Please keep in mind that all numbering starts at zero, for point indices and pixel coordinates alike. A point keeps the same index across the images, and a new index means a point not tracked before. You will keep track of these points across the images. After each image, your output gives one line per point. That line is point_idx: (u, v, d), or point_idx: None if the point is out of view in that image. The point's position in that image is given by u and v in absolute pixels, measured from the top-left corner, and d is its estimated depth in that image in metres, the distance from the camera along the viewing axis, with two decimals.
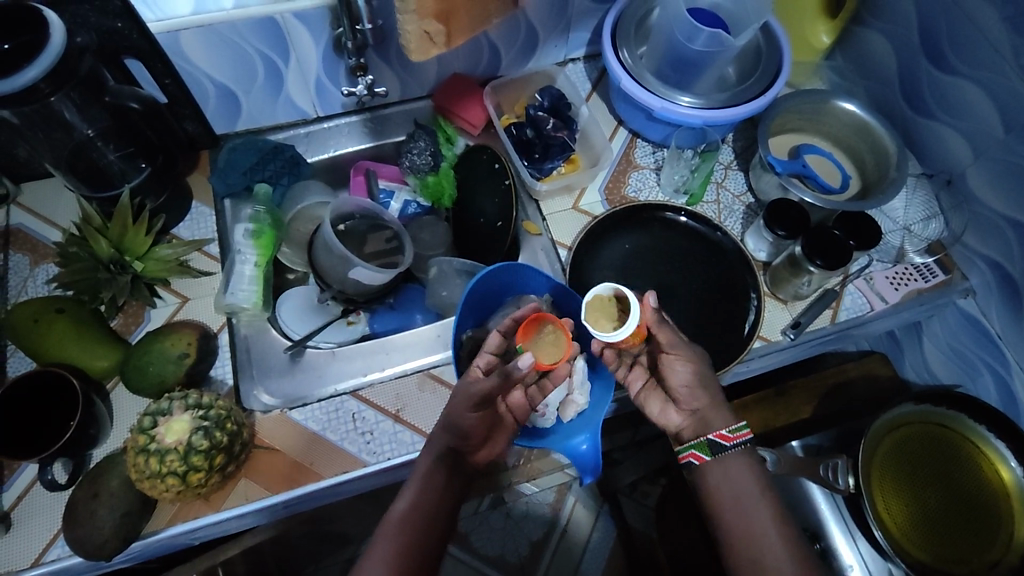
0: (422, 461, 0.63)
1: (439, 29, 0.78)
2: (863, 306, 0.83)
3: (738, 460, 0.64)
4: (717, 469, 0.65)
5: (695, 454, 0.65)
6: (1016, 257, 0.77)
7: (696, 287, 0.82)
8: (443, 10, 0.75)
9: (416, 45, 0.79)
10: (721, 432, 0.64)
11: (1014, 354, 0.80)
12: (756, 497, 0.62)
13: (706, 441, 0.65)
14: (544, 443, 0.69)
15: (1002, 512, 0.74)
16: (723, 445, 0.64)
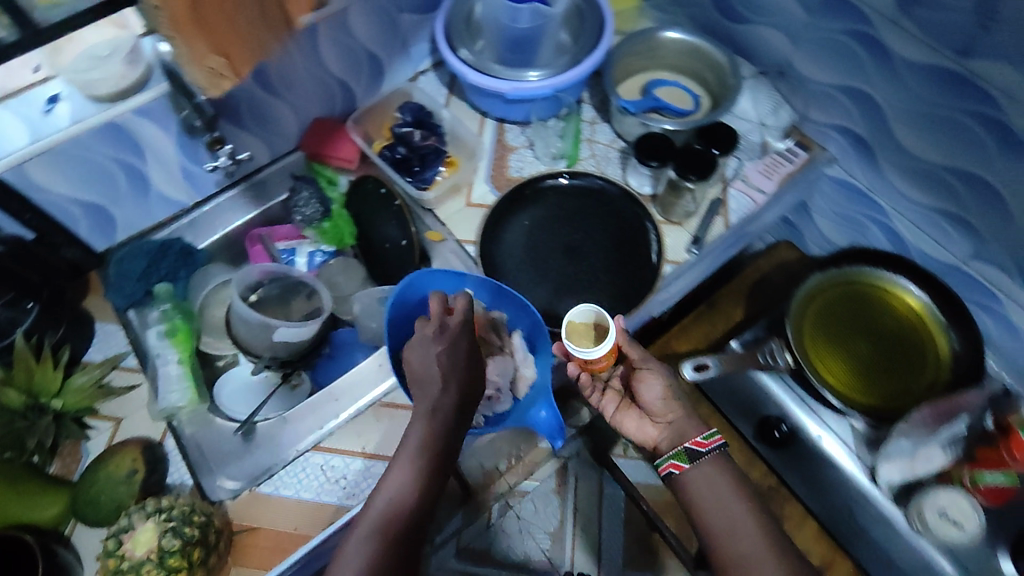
0: (420, 429, 0.64)
1: (222, 61, 0.64)
2: (749, 204, 0.89)
3: (719, 464, 0.66)
4: (699, 476, 0.66)
5: (676, 464, 0.67)
6: (856, 117, 0.86)
7: (600, 237, 0.87)
8: (218, 42, 0.62)
9: (203, 82, 0.65)
10: (697, 441, 0.67)
11: (885, 200, 0.89)
12: (734, 500, 0.64)
13: (685, 451, 0.67)
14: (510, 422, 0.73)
15: (922, 335, 0.82)
16: (699, 451, 0.66)
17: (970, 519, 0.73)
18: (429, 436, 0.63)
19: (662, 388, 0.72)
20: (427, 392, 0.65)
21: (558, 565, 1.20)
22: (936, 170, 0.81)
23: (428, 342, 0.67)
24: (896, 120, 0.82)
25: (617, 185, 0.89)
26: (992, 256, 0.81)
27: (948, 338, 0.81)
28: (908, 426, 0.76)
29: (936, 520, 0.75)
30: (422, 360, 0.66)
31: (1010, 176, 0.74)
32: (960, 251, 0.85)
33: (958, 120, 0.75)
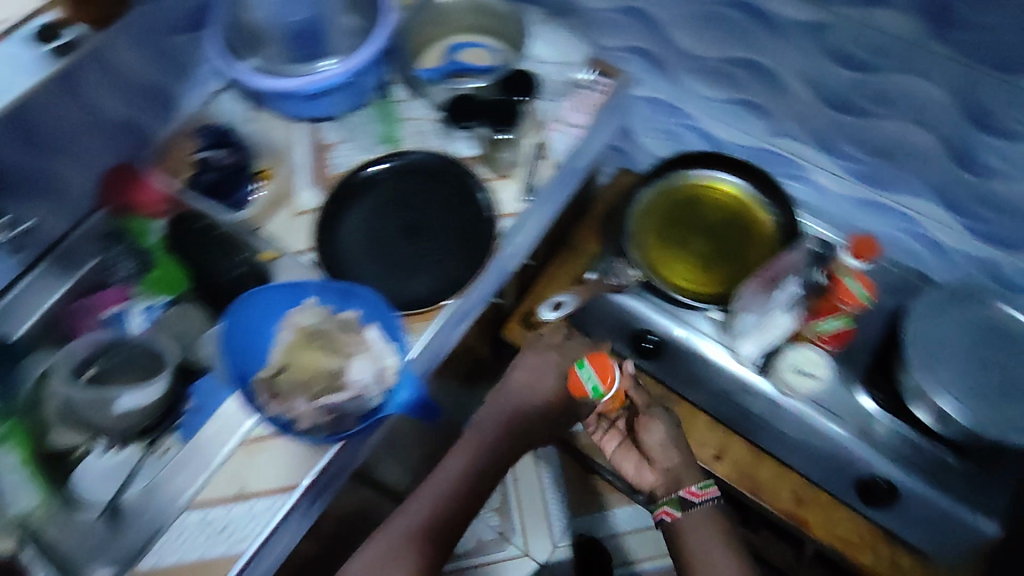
0: (394, 544, 0.68)
1: None
2: (572, 139, 0.89)
3: (706, 515, 0.74)
4: (693, 519, 0.73)
5: (668, 510, 0.74)
6: (640, 35, 0.90)
7: (434, 210, 0.84)
8: None
9: None
10: (691, 490, 0.74)
11: (689, 105, 0.95)
12: (711, 537, 0.72)
13: (679, 497, 0.74)
14: (372, 418, 0.68)
15: (744, 211, 0.91)
16: (692, 501, 0.74)
17: (824, 367, 0.82)
18: (466, 479, 0.75)
19: (668, 441, 0.80)
20: (496, 432, 0.79)
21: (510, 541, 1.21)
22: (719, 66, 0.86)
23: (514, 379, 0.82)
24: (672, 26, 0.85)
25: (438, 157, 0.86)
26: (785, 130, 0.88)
27: (765, 206, 0.90)
28: (744, 302, 0.83)
29: (794, 376, 0.82)
30: (493, 411, 0.80)
31: (775, 55, 0.79)
32: (760, 132, 0.91)
33: (718, 13, 0.79)
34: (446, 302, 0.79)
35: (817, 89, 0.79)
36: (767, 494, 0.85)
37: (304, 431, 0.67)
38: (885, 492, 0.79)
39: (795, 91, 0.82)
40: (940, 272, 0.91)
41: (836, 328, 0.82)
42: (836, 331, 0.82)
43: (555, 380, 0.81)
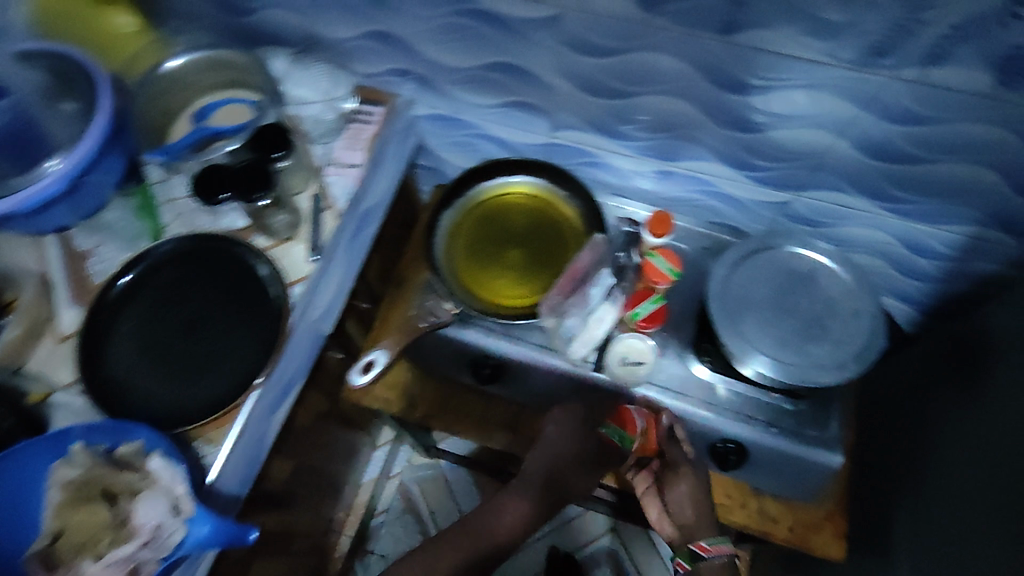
0: None
1: None
2: (351, 183, 0.84)
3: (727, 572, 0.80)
4: (702, 571, 0.81)
5: (682, 563, 0.83)
6: (396, 57, 0.84)
7: (215, 298, 0.76)
8: None
9: None
10: (699, 544, 0.80)
11: (471, 116, 0.91)
12: None
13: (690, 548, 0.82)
14: (172, 558, 0.62)
15: (547, 209, 0.90)
16: (703, 555, 0.80)
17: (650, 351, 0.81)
18: (540, 478, 0.84)
19: (689, 500, 0.84)
20: (547, 464, 0.84)
21: None
22: (481, 73, 0.82)
23: (555, 421, 0.86)
24: (421, 43, 0.80)
25: (187, 238, 0.78)
26: (564, 122, 0.86)
27: (564, 199, 0.90)
28: (546, 308, 0.81)
29: (622, 367, 0.81)
30: (540, 454, 0.85)
31: (527, 55, 0.76)
32: (545, 129, 0.88)
33: (457, 22, 0.75)
34: (258, 381, 0.72)
35: (576, 79, 0.77)
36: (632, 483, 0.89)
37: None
38: (736, 454, 0.82)
39: (557, 85, 0.79)
40: (744, 220, 0.94)
41: (650, 308, 0.82)
42: (650, 312, 0.82)
43: (586, 437, 0.85)
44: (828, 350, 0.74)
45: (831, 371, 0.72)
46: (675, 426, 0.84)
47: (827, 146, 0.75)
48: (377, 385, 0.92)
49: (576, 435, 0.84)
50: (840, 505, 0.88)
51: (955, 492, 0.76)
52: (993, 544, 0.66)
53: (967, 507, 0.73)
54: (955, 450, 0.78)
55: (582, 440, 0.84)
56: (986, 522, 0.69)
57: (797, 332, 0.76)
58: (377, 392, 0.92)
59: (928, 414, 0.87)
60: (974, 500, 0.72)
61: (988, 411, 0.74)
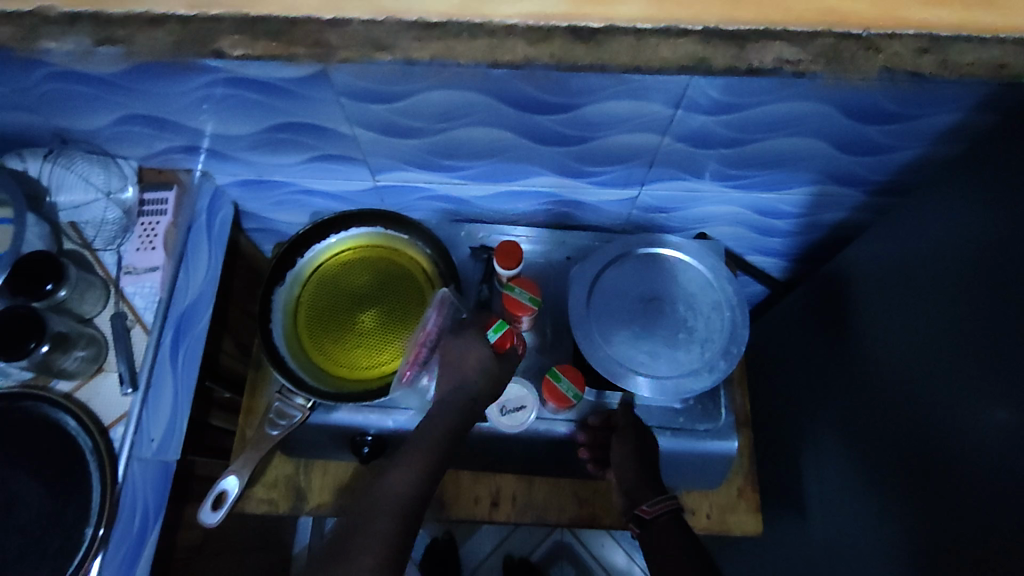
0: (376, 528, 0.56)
1: None
2: (153, 289, 0.74)
3: (666, 521, 0.68)
4: (650, 527, 0.69)
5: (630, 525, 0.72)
6: (172, 134, 0.74)
7: (21, 460, 0.66)
8: None
9: None
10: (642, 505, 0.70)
11: (281, 176, 0.82)
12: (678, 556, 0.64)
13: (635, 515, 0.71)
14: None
15: (395, 259, 0.83)
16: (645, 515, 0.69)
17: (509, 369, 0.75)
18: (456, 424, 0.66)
19: (628, 458, 0.73)
20: (458, 397, 0.68)
21: None
22: (269, 136, 0.74)
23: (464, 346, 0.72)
24: (195, 118, 0.71)
25: None
26: (383, 166, 0.79)
27: (409, 243, 0.83)
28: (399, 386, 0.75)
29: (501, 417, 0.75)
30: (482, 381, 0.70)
31: (316, 113, 0.69)
32: (366, 175, 0.81)
33: (224, 93, 0.66)
34: (100, 533, 0.64)
35: (376, 127, 0.71)
36: (548, 514, 0.85)
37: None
38: None
39: (359, 135, 0.72)
40: (599, 219, 0.91)
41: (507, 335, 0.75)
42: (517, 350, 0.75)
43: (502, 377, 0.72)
44: (694, 353, 0.74)
45: (702, 375, 0.72)
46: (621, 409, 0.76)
47: (650, 143, 0.73)
48: (258, 487, 0.85)
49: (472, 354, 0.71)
50: (749, 480, 0.90)
51: (842, 434, 0.79)
52: (887, 477, 0.69)
53: (855, 447, 0.76)
54: (837, 392, 0.81)
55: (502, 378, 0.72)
56: (876, 461, 0.72)
57: (664, 339, 0.75)
58: (259, 493, 0.85)
59: (809, 363, 0.89)
60: (860, 440, 0.75)
61: (856, 352, 0.78)
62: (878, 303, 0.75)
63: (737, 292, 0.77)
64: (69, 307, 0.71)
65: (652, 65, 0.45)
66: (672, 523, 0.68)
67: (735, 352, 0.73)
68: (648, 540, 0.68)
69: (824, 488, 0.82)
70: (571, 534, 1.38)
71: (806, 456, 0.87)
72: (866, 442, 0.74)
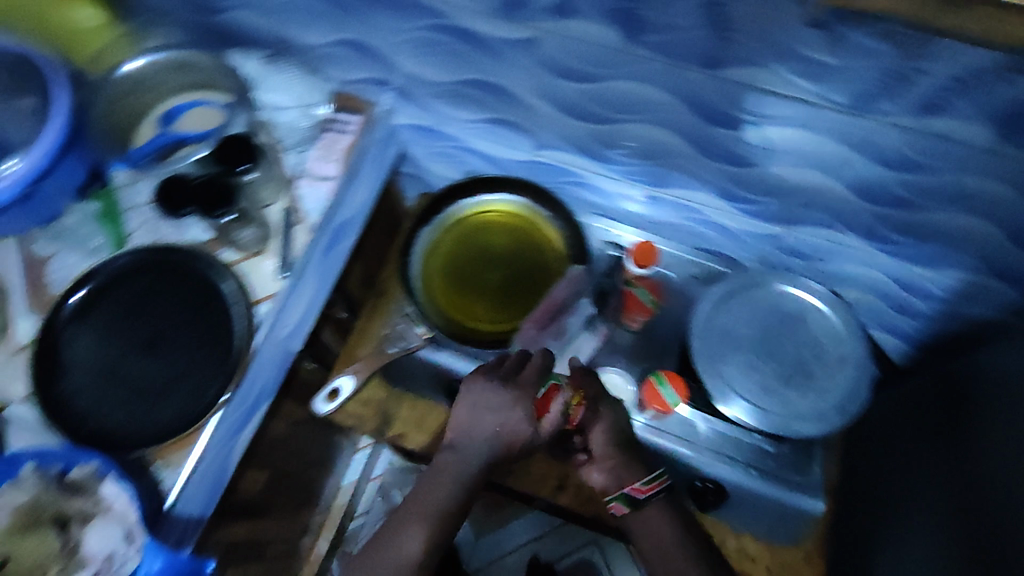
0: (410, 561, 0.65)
1: None
2: (321, 196, 0.81)
3: (660, 509, 0.70)
4: (640, 518, 0.70)
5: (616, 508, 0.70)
6: (374, 66, 0.81)
7: (182, 308, 0.75)
8: None
9: None
10: (636, 487, 0.69)
11: (451, 128, 0.89)
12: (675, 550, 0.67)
13: (625, 496, 0.69)
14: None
15: (534, 232, 0.86)
16: (640, 498, 0.69)
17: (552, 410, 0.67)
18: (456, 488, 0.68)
19: (604, 438, 0.70)
20: (472, 458, 0.68)
21: None
22: (457, 87, 0.79)
23: (479, 409, 0.69)
24: (400, 56, 0.78)
25: (152, 249, 0.77)
26: (548, 142, 0.83)
27: (552, 222, 0.85)
28: (521, 342, 0.79)
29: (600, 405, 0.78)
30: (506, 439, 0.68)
31: (508, 76, 0.74)
32: (528, 147, 0.86)
33: (435, 39, 0.72)
34: (224, 398, 0.70)
35: (558, 103, 0.75)
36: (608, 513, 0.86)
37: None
38: (714, 493, 0.79)
39: (538, 107, 0.77)
40: (733, 248, 0.91)
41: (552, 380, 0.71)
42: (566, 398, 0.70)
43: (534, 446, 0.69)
44: (807, 398, 0.73)
45: (810, 421, 0.71)
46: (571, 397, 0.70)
47: (815, 183, 0.73)
48: (352, 402, 0.91)
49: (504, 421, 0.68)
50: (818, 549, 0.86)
51: (931, 537, 0.71)
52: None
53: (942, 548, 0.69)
54: (932, 487, 0.74)
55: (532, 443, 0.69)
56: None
57: (777, 377, 0.74)
58: (352, 408, 0.91)
59: (905, 452, 0.82)
60: (952, 543, 0.68)
61: (987, 448, 0.68)
62: (1008, 403, 0.68)
63: (864, 354, 0.75)
64: (252, 190, 0.80)
65: (962, 31, 0.47)
66: (662, 506, 0.70)
67: (850, 410, 0.71)
68: (640, 534, 0.70)
69: (901, 574, 0.73)
70: (599, 554, 1.36)
71: (876, 548, 0.80)
72: (971, 550, 0.65)
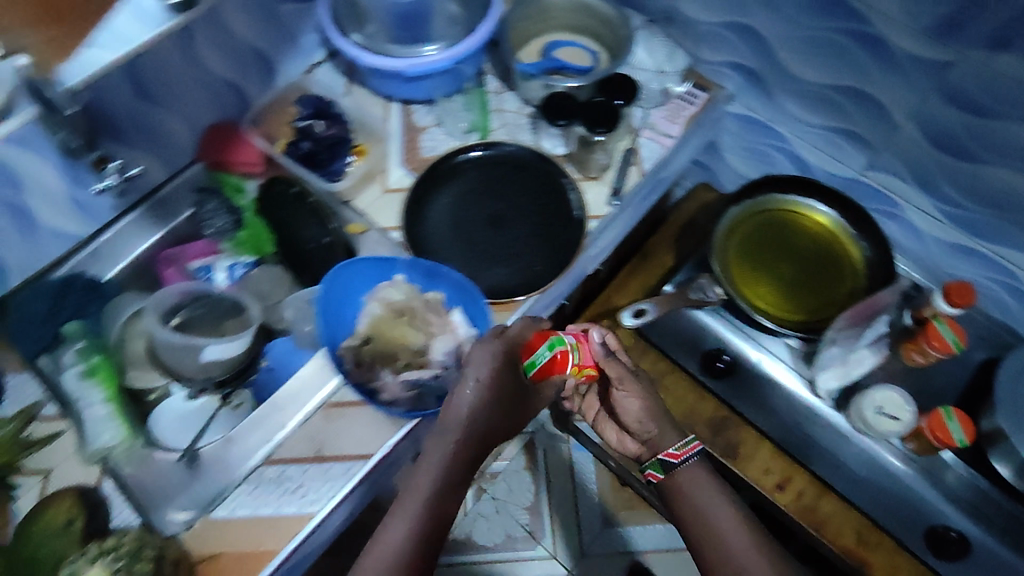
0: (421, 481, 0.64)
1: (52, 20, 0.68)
2: (660, 150, 0.90)
3: (698, 469, 0.74)
4: (677, 480, 0.73)
5: (653, 474, 0.75)
6: (746, 51, 0.88)
7: (527, 203, 0.86)
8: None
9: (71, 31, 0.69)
10: (669, 451, 0.74)
11: (785, 129, 0.94)
12: (719, 505, 0.70)
13: (659, 461, 0.74)
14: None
15: (838, 249, 0.89)
16: (674, 463, 0.73)
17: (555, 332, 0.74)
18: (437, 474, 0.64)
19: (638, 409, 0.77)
20: (454, 436, 0.65)
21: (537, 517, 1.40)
22: (822, 90, 0.85)
23: (464, 379, 0.66)
24: (781, 48, 0.84)
25: (522, 148, 0.88)
26: (884, 165, 0.87)
27: (860, 246, 0.88)
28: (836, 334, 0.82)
29: (878, 418, 0.81)
30: (481, 389, 0.66)
31: (891, 91, 0.78)
32: (857, 165, 0.90)
33: (837, 40, 0.78)
34: (544, 285, 0.81)
35: (929, 129, 0.78)
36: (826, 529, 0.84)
37: (388, 403, 0.71)
38: (956, 544, 0.79)
39: (903, 128, 0.80)
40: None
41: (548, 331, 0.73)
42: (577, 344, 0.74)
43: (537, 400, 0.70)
44: None
45: None
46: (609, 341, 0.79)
47: None
48: None
49: (513, 394, 0.68)
50: None
51: None
52: None
53: None
54: None
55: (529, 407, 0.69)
56: None
57: None
58: None
59: None
60: None
61: None
62: None
63: None
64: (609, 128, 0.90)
65: None
66: (700, 467, 0.74)
67: None
68: (677, 499, 0.73)
69: None
70: None
71: None
72: None
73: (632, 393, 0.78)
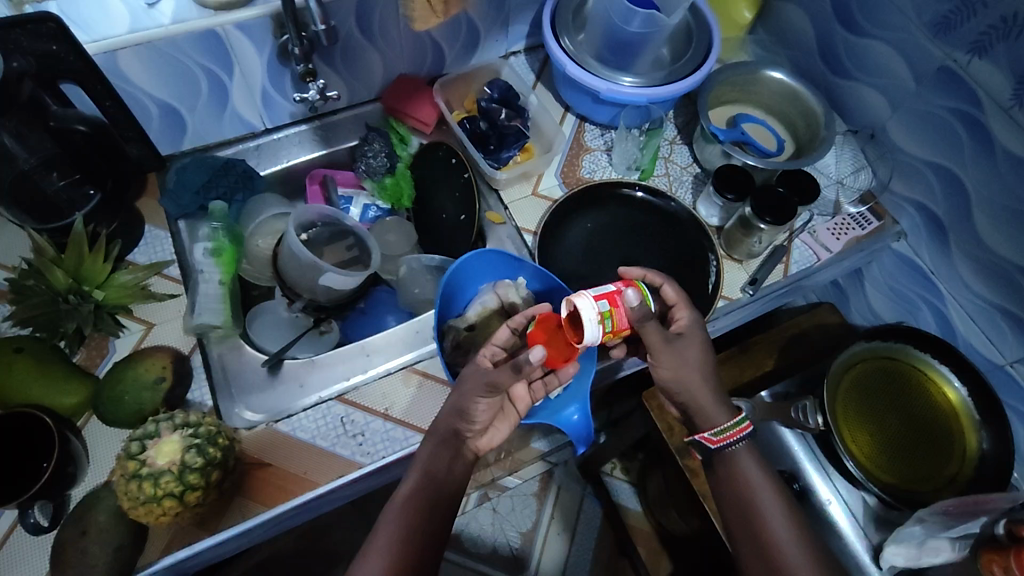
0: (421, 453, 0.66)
1: None
2: (811, 258, 0.88)
3: (744, 453, 0.70)
4: (731, 463, 0.70)
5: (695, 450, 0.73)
6: (939, 197, 0.84)
7: (662, 259, 0.86)
8: None
9: (418, 14, 0.82)
10: (706, 435, 0.70)
11: (946, 287, 0.88)
12: (772, 515, 0.67)
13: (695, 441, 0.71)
14: (542, 417, 0.74)
15: (954, 429, 0.83)
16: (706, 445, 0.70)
17: (585, 311, 0.62)
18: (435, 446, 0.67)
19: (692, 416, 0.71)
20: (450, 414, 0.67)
21: (530, 547, 1.35)
22: (1006, 266, 0.79)
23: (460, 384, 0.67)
24: (979, 209, 0.79)
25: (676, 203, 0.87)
26: None
27: (981, 436, 0.82)
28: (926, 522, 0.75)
29: None
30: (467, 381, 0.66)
31: None
32: (1009, 354, 0.83)
33: None
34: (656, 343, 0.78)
35: None
36: None
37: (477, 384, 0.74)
38: None
39: None
40: None
41: (530, 329, 0.70)
42: (609, 309, 0.64)
43: (483, 394, 0.65)
44: None
45: None
46: (666, 288, 0.73)
47: None
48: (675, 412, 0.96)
49: (462, 383, 0.66)
50: None
51: None
52: None
53: None
54: None
55: (480, 399, 0.65)
56: None
57: None
58: (669, 416, 0.92)
59: None
60: None
61: None
62: None
63: None
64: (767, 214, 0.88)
65: None
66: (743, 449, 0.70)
67: None
68: (726, 481, 0.70)
69: None
70: None
71: None
72: None
73: (698, 348, 0.71)
